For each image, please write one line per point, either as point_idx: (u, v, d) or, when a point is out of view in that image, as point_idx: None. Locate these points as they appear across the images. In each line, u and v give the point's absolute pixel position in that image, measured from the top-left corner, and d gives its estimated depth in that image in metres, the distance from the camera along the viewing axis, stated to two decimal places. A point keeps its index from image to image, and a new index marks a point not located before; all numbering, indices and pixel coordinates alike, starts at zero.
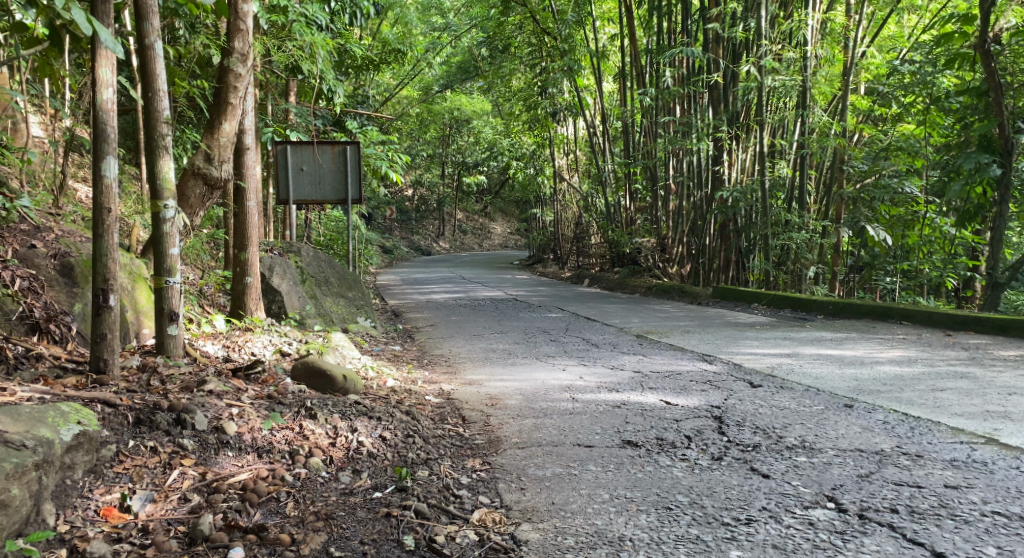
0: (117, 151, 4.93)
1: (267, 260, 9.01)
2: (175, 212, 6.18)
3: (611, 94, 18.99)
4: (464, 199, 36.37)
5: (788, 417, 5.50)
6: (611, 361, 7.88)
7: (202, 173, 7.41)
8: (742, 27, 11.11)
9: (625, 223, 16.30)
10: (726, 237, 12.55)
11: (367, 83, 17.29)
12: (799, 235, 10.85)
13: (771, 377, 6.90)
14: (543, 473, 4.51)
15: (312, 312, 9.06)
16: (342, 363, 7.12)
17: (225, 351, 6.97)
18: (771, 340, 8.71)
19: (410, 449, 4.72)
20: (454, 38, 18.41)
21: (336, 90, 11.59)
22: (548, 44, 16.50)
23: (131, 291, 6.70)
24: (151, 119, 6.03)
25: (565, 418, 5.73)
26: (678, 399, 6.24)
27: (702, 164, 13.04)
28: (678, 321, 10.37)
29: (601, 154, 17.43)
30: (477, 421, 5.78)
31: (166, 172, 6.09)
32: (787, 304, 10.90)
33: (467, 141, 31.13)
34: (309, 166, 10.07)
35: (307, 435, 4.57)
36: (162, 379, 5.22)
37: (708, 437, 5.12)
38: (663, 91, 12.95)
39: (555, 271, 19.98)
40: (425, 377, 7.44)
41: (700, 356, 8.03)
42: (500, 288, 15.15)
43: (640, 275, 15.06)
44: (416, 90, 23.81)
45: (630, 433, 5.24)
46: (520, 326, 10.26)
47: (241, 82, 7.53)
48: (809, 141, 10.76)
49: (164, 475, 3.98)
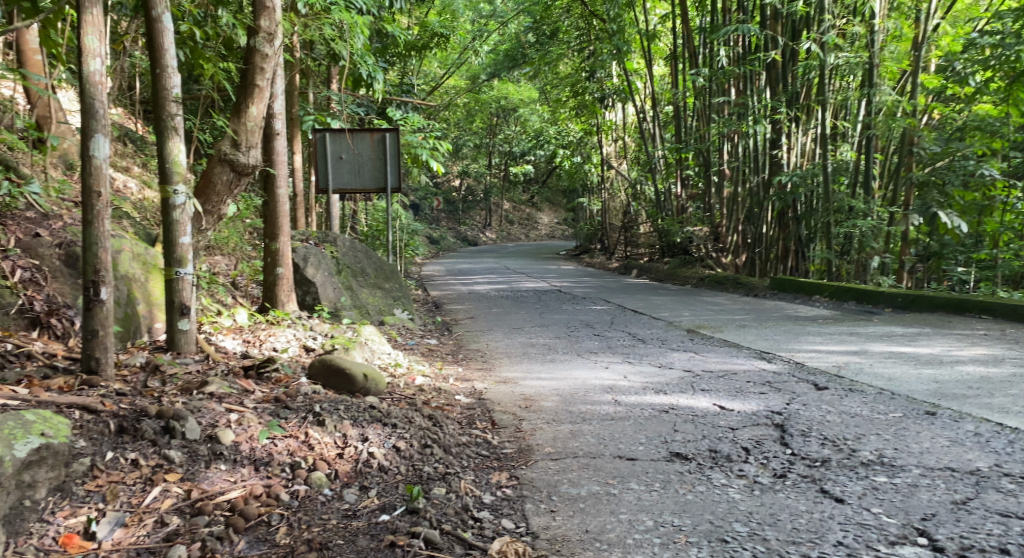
0: (107, 129, 4.45)
1: (301, 250, 8.51)
2: (186, 198, 5.69)
3: (662, 77, 18.24)
4: (512, 188, 35.78)
5: (859, 426, 4.87)
6: (659, 359, 7.28)
7: (229, 159, 6.82)
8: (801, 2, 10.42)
9: (676, 211, 15.60)
10: (783, 225, 11.79)
11: (411, 71, 16.81)
12: (864, 222, 10.11)
13: (838, 379, 6.25)
14: (577, 492, 3.98)
15: (347, 304, 8.58)
16: (370, 360, 6.62)
17: (245, 347, 6.51)
18: (834, 336, 8.02)
19: (428, 462, 4.19)
20: (501, 24, 17.87)
21: (375, 74, 11.12)
22: (597, 27, 15.86)
23: (144, 282, 6.23)
24: (159, 98, 5.57)
25: (607, 425, 5.17)
26: (734, 403, 5.64)
27: (758, 149, 12.32)
28: (732, 314, 9.71)
29: (652, 140, 16.77)
30: (509, 426, 5.23)
31: (176, 154, 5.63)
32: (851, 296, 10.17)
33: (515, 130, 30.57)
34: (348, 154, 9.61)
35: (313, 445, 4.08)
36: (162, 380, 4.77)
37: (768, 450, 4.53)
38: (717, 73, 12.26)
39: (604, 261, 19.33)
40: (458, 374, 6.92)
41: (757, 353, 7.39)
42: (545, 279, 14.59)
43: (691, 266, 14.37)
44: (463, 79, 23.35)
45: (679, 444, 4.67)
46: (563, 319, 9.69)
47: (269, 63, 6.96)
48: (874, 123, 9.99)
49: (143, 493, 3.56)
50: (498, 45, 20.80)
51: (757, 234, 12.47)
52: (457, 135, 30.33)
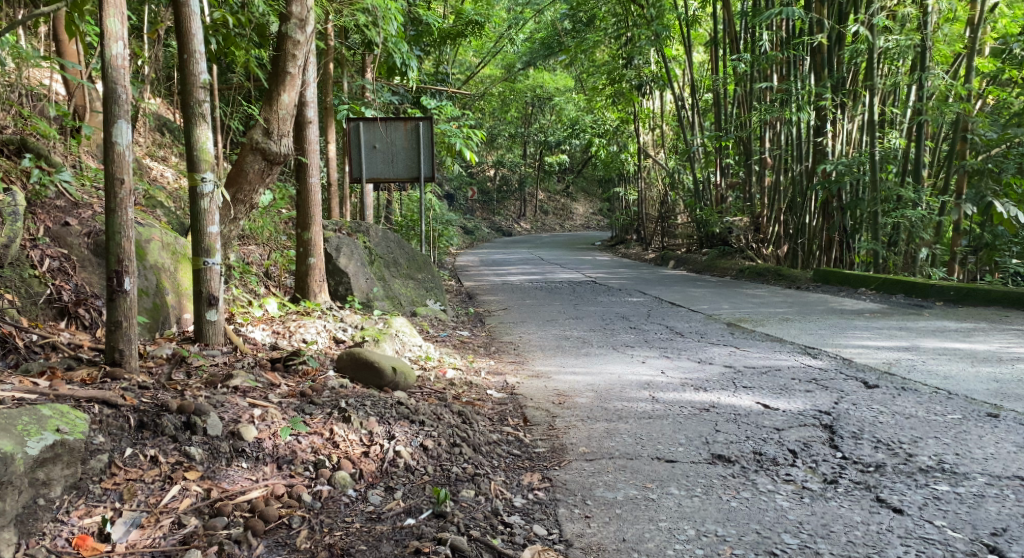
0: (130, 114, 4.30)
1: (334, 240, 8.37)
2: (213, 186, 5.52)
3: (702, 64, 17.90)
4: (547, 179, 35.52)
5: (915, 428, 4.72)
6: (699, 354, 7.03)
7: (260, 147, 6.65)
8: None
9: (715, 202, 15.29)
10: (828, 216, 11.44)
11: (446, 59, 16.62)
12: (913, 212, 9.76)
13: (888, 377, 6.00)
14: (613, 496, 3.82)
15: (380, 294, 8.44)
16: (401, 353, 6.47)
17: (274, 339, 6.36)
18: (882, 331, 7.73)
19: (456, 462, 4.03)
20: (537, 11, 17.59)
21: (410, 61, 10.95)
22: (635, 13, 15.54)
23: (173, 272, 6.04)
24: (187, 84, 5.40)
25: (644, 424, 4.97)
26: (778, 402, 5.41)
27: (801, 137, 11.97)
28: (775, 307, 9.42)
29: (690, 129, 16.45)
30: (541, 423, 5.04)
31: (203, 142, 5.46)
32: (899, 289, 9.85)
33: (550, 119, 30.28)
34: (382, 143, 9.46)
35: (338, 443, 3.93)
36: (187, 373, 4.62)
37: (817, 453, 4.37)
38: (760, 58, 11.90)
39: (641, 252, 19.06)
40: (490, 368, 6.74)
41: (801, 348, 7.12)
42: (580, 270, 14.36)
43: (731, 258, 14.04)
44: (499, 69, 23.15)
45: (721, 445, 4.48)
46: (599, 311, 9.48)
47: (301, 50, 6.78)
48: (926, 108, 9.63)
49: (161, 492, 3.43)
50: (534, 33, 20.55)
51: (800, 225, 12.14)
52: (492, 124, 30.10)
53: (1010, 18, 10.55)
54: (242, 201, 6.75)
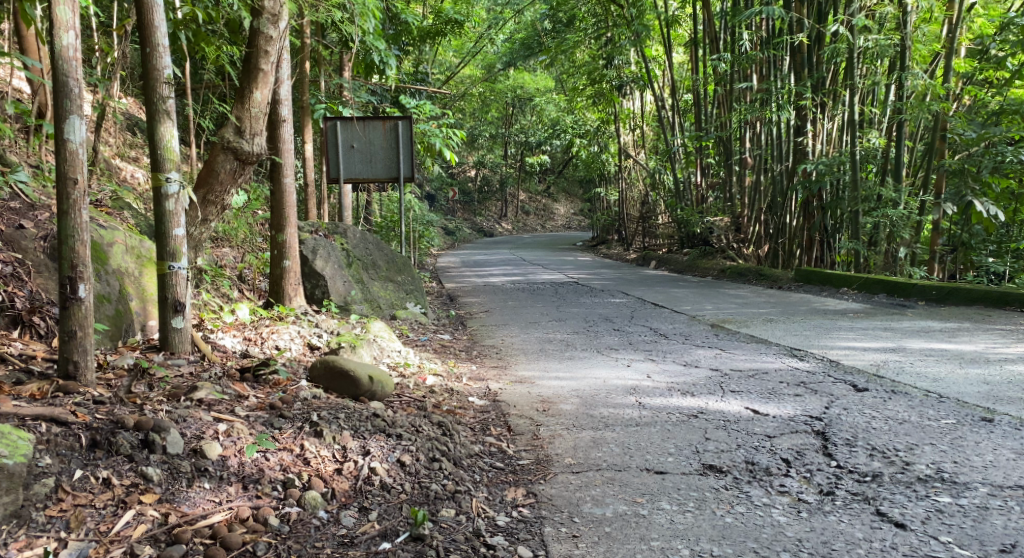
0: (83, 110, 4.05)
1: (310, 242, 8.11)
2: (179, 187, 5.16)
3: (681, 63, 17.74)
4: (527, 179, 35.30)
5: (910, 434, 4.56)
6: (685, 357, 6.84)
7: (232, 147, 6.29)
8: None
9: (696, 201, 15.15)
10: (809, 215, 11.29)
11: (424, 59, 16.38)
12: (894, 211, 9.63)
13: (878, 379, 5.84)
14: (602, 513, 3.67)
15: (358, 297, 8.19)
16: (378, 359, 6.21)
17: (245, 346, 5.99)
18: (867, 332, 7.58)
19: (435, 478, 3.83)
20: (516, 11, 17.37)
21: (386, 60, 10.69)
22: (615, 12, 15.38)
23: (138, 277, 5.68)
24: (151, 78, 5.04)
25: (631, 432, 4.77)
26: (767, 407, 5.22)
27: (783, 136, 11.83)
28: (758, 308, 9.26)
29: (671, 129, 16.31)
30: (524, 433, 4.83)
31: (168, 139, 5.10)
32: (880, 288, 9.72)
33: (531, 119, 30.06)
34: (360, 142, 9.21)
35: (308, 460, 3.72)
36: (149, 384, 4.37)
37: (811, 462, 4.19)
38: (741, 57, 11.74)
39: (621, 252, 18.89)
40: (471, 373, 6.52)
41: (788, 350, 6.95)
42: (561, 271, 14.17)
43: (712, 257, 13.89)
44: (479, 69, 22.94)
45: (712, 455, 4.29)
46: (581, 312, 9.29)
47: (273, 46, 6.51)
48: (905, 107, 9.48)
49: (113, 518, 3.21)
50: (513, 33, 20.34)
51: (781, 224, 12.00)
52: (472, 124, 29.87)
53: (987, 18, 10.44)
54: (216, 202, 6.42)
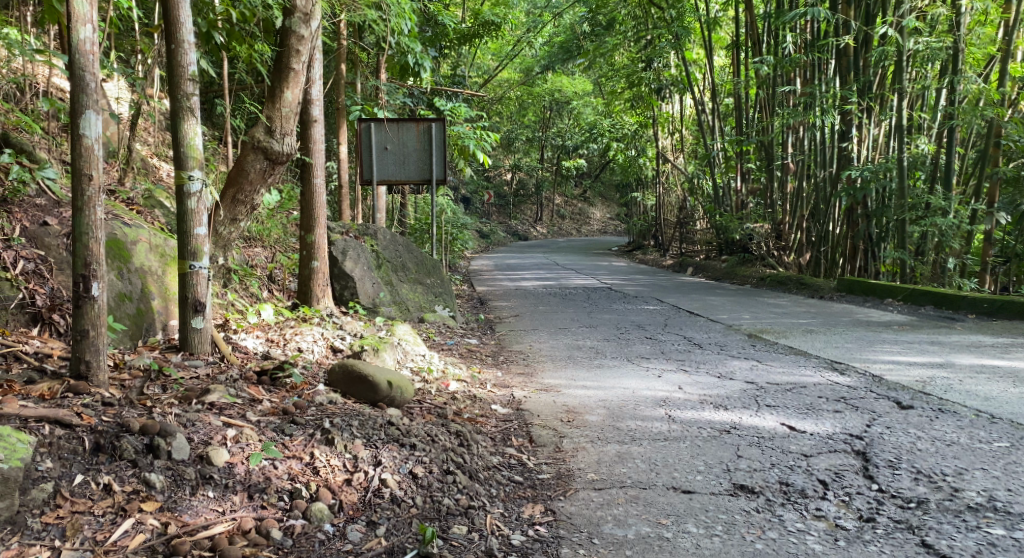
0: (100, 105, 3.96)
1: (340, 242, 7.98)
2: (202, 185, 5.02)
3: (723, 67, 17.43)
4: (564, 183, 35.05)
5: (959, 457, 4.36)
6: (718, 367, 6.63)
7: (262, 146, 6.16)
8: None
9: (735, 208, 14.85)
10: (852, 223, 10.95)
11: (463, 60, 16.23)
12: (942, 221, 9.27)
13: (923, 396, 5.60)
14: (623, 534, 3.61)
15: (387, 300, 8.07)
16: (402, 364, 6.06)
17: (267, 347, 5.87)
18: (912, 345, 7.29)
19: (448, 493, 3.76)
20: (556, 13, 17.16)
21: (422, 62, 10.45)
22: (655, 15, 15.12)
23: (161, 275, 5.57)
24: (175, 75, 4.91)
25: (660, 447, 4.58)
26: (805, 424, 5.00)
27: (826, 141, 11.51)
28: (799, 318, 8.98)
29: (711, 134, 16.00)
30: (547, 444, 4.66)
31: (191, 137, 4.99)
32: (927, 301, 9.37)
33: (568, 123, 29.81)
34: (393, 144, 9.10)
35: (318, 470, 3.67)
36: (163, 386, 4.25)
37: (850, 484, 4.07)
38: (783, 60, 11.43)
39: (658, 258, 18.61)
40: (497, 380, 6.35)
41: (827, 363, 6.71)
42: (596, 276, 13.97)
43: (750, 265, 13.59)
44: (517, 71, 22.77)
45: (744, 474, 4.17)
46: (613, 319, 9.10)
47: (305, 45, 6.32)
48: (957, 112, 9.13)
49: (111, 526, 3.21)
50: (553, 35, 20.12)
51: (824, 232, 11.67)
52: (509, 127, 29.69)
53: None
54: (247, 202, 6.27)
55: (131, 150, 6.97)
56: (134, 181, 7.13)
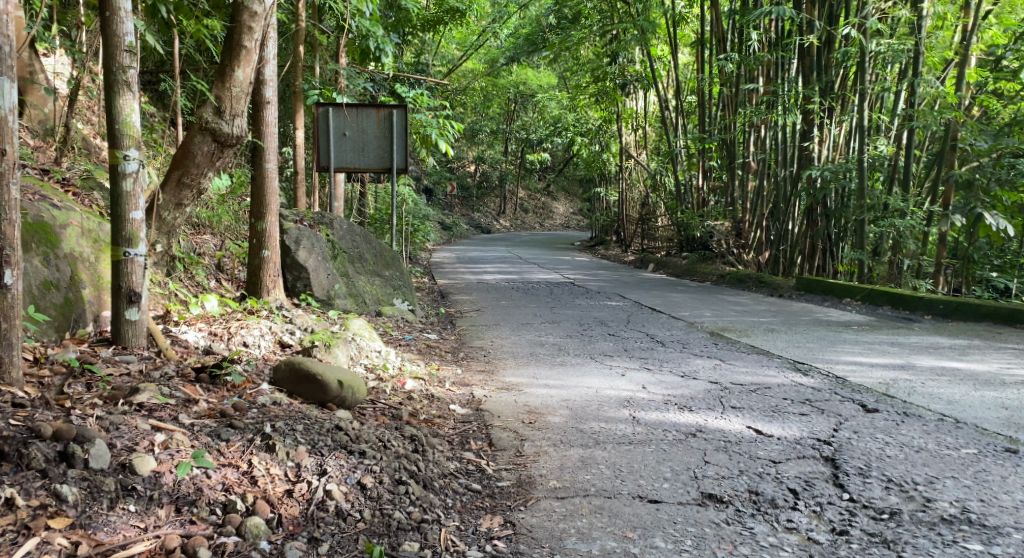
0: (13, 71, 3.63)
1: (293, 231, 7.65)
2: (139, 166, 4.69)
3: (687, 64, 17.28)
4: (527, 176, 34.84)
5: (929, 465, 4.19)
6: (682, 367, 6.42)
7: (210, 128, 5.80)
8: None
9: (696, 205, 14.73)
10: (811, 222, 10.83)
11: (425, 50, 15.91)
12: (902, 222, 9.14)
13: (888, 399, 5.45)
14: (586, 549, 3.42)
15: (342, 292, 7.76)
16: (354, 361, 5.75)
17: (209, 341, 5.53)
18: (874, 346, 7.15)
19: (399, 505, 3.58)
20: (520, 5, 16.90)
21: (383, 48, 10.10)
22: (620, 10, 14.93)
23: (93, 262, 5.24)
24: (109, 46, 4.56)
25: (624, 451, 4.36)
26: (771, 427, 4.81)
27: (788, 139, 11.39)
28: (760, 317, 8.83)
29: (674, 130, 15.85)
30: (507, 448, 4.42)
31: (127, 114, 4.65)
32: (885, 301, 9.28)
33: (532, 117, 29.56)
34: (353, 130, 8.77)
35: (255, 479, 3.47)
36: (86, 385, 3.95)
37: (821, 494, 3.88)
38: (748, 58, 11.29)
39: (619, 253, 18.46)
40: (455, 378, 6.08)
41: (791, 363, 6.54)
42: (557, 270, 13.75)
43: (711, 262, 13.48)
44: (481, 63, 22.47)
45: (712, 481, 3.97)
46: (575, 315, 8.89)
47: (258, 22, 5.92)
48: (917, 114, 9.01)
49: (14, 545, 2.94)
50: (518, 28, 19.86)
51: (782, 231, 11.54)
52: (473, 119, 29.40)
53: (999, 28, 10.03)
54: (192, 185, 5.93)
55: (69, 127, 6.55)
56: (72, 162, 6.75)
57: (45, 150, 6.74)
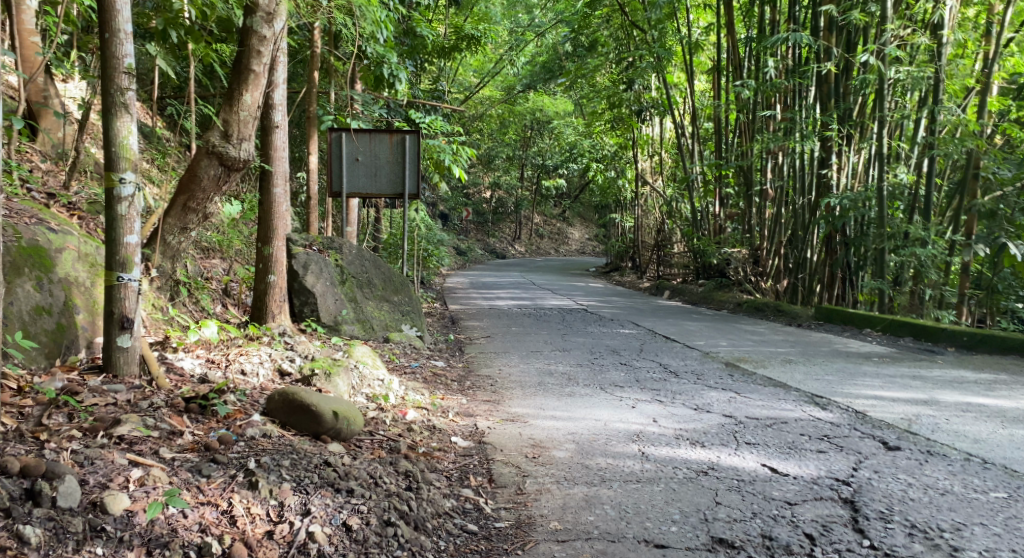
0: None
1: (301, 256, 7.47)
2: (135, 189, 4.54)
3: (704, 92, 17.12)
4: (543, 202, 34.70)
5: (955, 510, 3.98)
6: (695, 399, 6.20)
7: (218, 151, 5.67)
8: (859, 10, 9.39)
9: (713, 232, 14.51)
10: (829, 251, 10.58)
11: (441, 77, 15.86)
12: (922, 251, 8.87)
13: (909, 435, 5.22)
14: None
15: (350, 317, 7.59)
16: (355, 391, 5.55)
17: (206, 369, 5.36)
18: (894, 380, 6.90)
19: (387, 548, 3.58)
20: (536, 33, 16.83)
21: (398, 73, 9.98)
22: (637, 37, 14.82)
23: (88, 287, 5.10)
24: (108, 68, 4.42)
25: (631, 490, 4.16)
26: (788, 465, 4.60)
27: (806, 167, 11.18)
28: (776, 347, 8.60)
29: (690, 157, 15.67)
30: (509, 485, 4.25)
31: (125, 136, 4.50)
32: (906, 332, 9.04)
33: (548, 143, 29.44)
34: (365, 155, 8.64)
35: (234, 519, 3.49)
36: (67, 416, 3.84)
37: (839, 540, 3.71)
38: (764, 86, 11.12)
39: (635, 280, 18.25)
40: (460, 408, 5.88)
41: (808, 396, 6.31)
42: (572, 297, 13.58)
43: (727, 290, 13.27)
44: (498, 90, 22.40)
45: (723, 525, 3.82)
46: (586, 342, 8.70)
47: (268, 46, 5.75)
48: (939, 142, 8.80)
49: None
50: (535, 56, 19.80)
51: (800, 259, 11.28)
52: (490, 146, 29.32)
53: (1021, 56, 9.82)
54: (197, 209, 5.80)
55: (80, 151, 6.42)
56: (80, 186, 6.64)
57: (56, 174, 6.61)
